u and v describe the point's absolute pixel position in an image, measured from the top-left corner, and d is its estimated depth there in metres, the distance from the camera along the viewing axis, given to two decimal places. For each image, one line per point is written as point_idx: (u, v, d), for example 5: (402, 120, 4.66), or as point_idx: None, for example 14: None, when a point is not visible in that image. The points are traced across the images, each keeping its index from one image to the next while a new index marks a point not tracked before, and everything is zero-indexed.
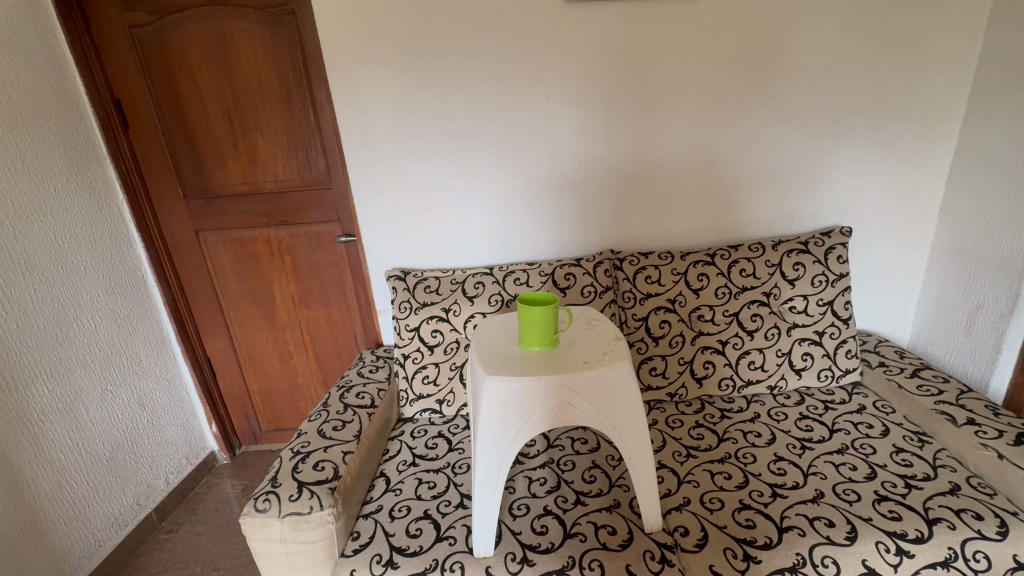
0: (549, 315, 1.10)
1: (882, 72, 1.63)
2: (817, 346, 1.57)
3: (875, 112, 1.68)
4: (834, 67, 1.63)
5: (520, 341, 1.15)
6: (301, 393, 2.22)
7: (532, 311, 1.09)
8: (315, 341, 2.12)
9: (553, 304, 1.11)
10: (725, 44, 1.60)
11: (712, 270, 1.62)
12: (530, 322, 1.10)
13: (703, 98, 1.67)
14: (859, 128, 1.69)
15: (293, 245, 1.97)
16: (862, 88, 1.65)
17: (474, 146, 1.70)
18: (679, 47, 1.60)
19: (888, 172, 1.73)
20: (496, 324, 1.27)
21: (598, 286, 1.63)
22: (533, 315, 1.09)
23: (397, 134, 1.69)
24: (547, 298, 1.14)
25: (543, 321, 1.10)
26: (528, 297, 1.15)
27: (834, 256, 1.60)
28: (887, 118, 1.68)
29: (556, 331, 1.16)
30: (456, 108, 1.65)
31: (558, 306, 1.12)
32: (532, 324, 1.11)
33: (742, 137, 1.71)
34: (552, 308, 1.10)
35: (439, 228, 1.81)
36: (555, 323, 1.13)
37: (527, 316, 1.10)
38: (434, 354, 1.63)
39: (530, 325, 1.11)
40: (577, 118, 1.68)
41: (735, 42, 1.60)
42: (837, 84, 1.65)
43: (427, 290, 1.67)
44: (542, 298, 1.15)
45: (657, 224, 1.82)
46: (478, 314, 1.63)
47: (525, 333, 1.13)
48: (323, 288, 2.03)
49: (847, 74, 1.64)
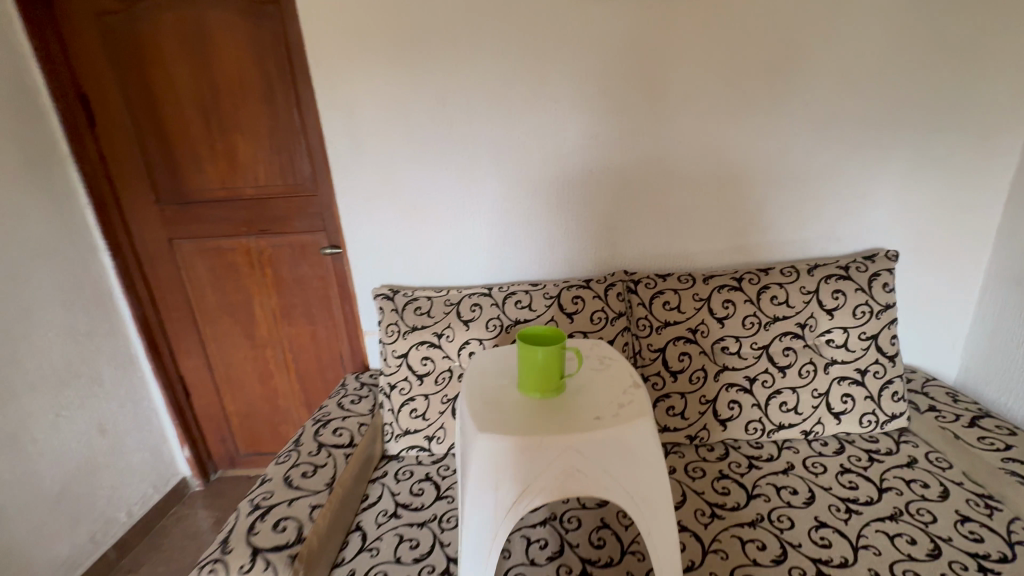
0: (555, 358, 0.93)
1: (936, 78, 1.43)
2: (859, 386, 1.38)
3: (926, 122, 1.48)
4: (881, 72, 1.44)
5: (520, 386, 0.97)
6: (283, 416, 2.05)
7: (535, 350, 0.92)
8: (298, 360, 1.95)
9: (563, 344, 0.94)
10: (757, 44, 1.42)
11: (740, 297, 1.43)
12: (532, 364, 0.93)
13: (730, 103, 1.48)
14: (905, 139, 1.50)
15: (276, 257, 1.80)
16: (913, 96, 1.45)
17: (474, 153, 1.53)
18: (705, 47, 1.42)
19: (938, 190, 1.53)
20: (489, 362, 1.08)
21: (610, 312, 1.45)
22: (535, 356, 0.92)
23: (388, 138, 1.51)
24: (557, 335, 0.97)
25: (546, 364, 0.93)
26: (535, 333, 0.99)
27: (879, 283, 1.40)
28: (940, 128, 1.48)
29: (565, 376, 0.97)
30: (454, 110, 1.48)
31: (566, 345, 0.95)
32: (533, 368, 0.93)
33: (774, 148, 1.52)
34: (559, 349, 0.93)
35: (433, 243, 1.63)
36: (562, 368, 0.95)
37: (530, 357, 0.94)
38: (424, 385, 1.46)
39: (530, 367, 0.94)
40: (587, 124, 1.50)
41: (769, 42, 1.41)
42: (882, 91, 1.45)
43: (417, 312, 1.49)
44: (552, 336, 0.98)
45: (675, 243, 1.62)
46: (474, 340, 1.45)
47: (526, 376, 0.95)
48: (308, 303, 1.86)
49: (896, 80, 1.44)
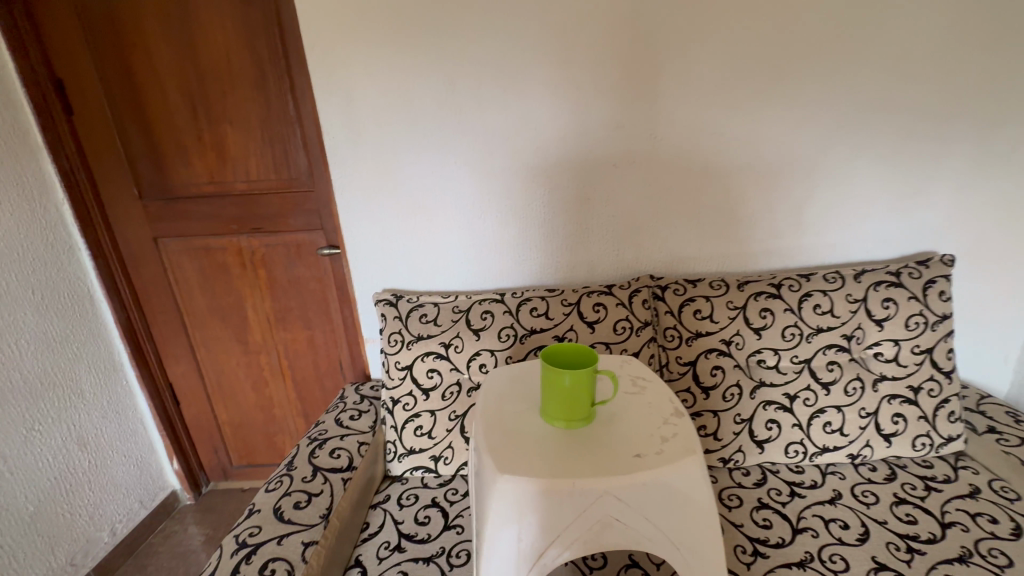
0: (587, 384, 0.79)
1: (1008, 61, 1.26)
2: (911, 405, 1.24)
3: (993, 111, 1.31)
4: (949, 52, 1.26)
5: (544, 414, 0.84)
6: (278, 427, 1.93)
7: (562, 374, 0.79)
8: (295, 367, 1.83)
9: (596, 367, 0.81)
10: (813, 17, 1.22)
11: (779, 305, 1.30)
12: (560, 392, 0.80)
13: (778, 85, 1.28)
14: (969, 131, 1.32)
15: (269, 257, 1.67)
16: (981, 82, 1.28)
17: (485, 144, 1.35)
18: (753, 20, 1.22)
19: (1002, 188, 1.37)
20: (503, 383, 0.95)
21: (635, 322, 1.32)
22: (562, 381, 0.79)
23: (388, 126, 1.34)
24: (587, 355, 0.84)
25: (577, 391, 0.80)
26: (561, 354, 0.86)
27: (934, 291, 1.27)
28: (1009, 118, 1.31)
29: (597, 405, 0.84)
30: (462, 97, 1.31)
31: (600, 370, 0.82)
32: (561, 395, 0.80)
33: (825, 138, 1.32)
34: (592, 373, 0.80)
35: (437, 243, 1.45)
36: (594, 395, 0.82)
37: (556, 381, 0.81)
38: (430, 400, 1.33)
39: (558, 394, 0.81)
40: (611, 111, 1.30)
41: (827, 16, 1.22)
42: (948, 76, 1.28)
43: (423, 320, 1.36)
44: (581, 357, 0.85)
45: (706, 246, 1.44)
46: (485, 351, 1.33)
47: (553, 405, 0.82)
48: (304, 307, 1.73)
49: (964, 63, 1.27)
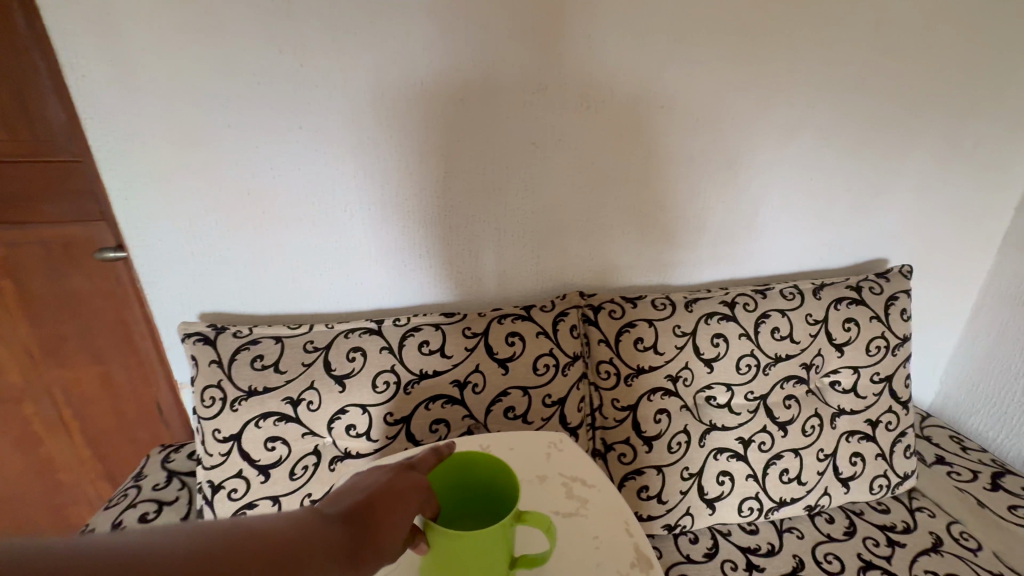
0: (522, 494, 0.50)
1: (982, 44, 1.08)
2: (870, 442, 1.08)
3: (961, 101, 1.13)
4: (929, 24, 1.04)
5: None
6: (70, 497, 1.38)
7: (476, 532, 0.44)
8: (84, 418, 1.27)
9: (487, 455, 0.54)
10: None
11: (733, 330, 1.05)
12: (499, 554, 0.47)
13: (744, 49, 0.98)
14: (935, 123, 1.14)
15: (17, 261, 1.09)
16: (955, 64, 1.09)
17: (346, 104, 0.90)
18: None
19: (955, 191, 1.23)
20: None
21: (562, 357, 0.99)
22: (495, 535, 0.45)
23: (183, 65, 0.83)
24: (447, 466, 0.54)
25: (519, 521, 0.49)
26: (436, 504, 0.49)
27: (896, 309, 1.11)
28: (973, 111, 1.15)
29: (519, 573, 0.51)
30: (306, 26, 0.83)
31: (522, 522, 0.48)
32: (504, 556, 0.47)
33: (789, 122, 1.07)
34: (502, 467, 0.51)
35: (278, 248, 0.99)
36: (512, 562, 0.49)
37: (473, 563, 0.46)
38: (271, 483, 0.90)
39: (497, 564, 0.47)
40: (531, 67, 0.92)
41: None
42: (926, 54, 1.06)
43: (257, 365, 0.91)
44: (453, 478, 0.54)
45: (648, 251, 1.15)
46: (354, 407, 0.92)
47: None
48: (85, 334, 1.16)
49: (942, 39, 1.06)
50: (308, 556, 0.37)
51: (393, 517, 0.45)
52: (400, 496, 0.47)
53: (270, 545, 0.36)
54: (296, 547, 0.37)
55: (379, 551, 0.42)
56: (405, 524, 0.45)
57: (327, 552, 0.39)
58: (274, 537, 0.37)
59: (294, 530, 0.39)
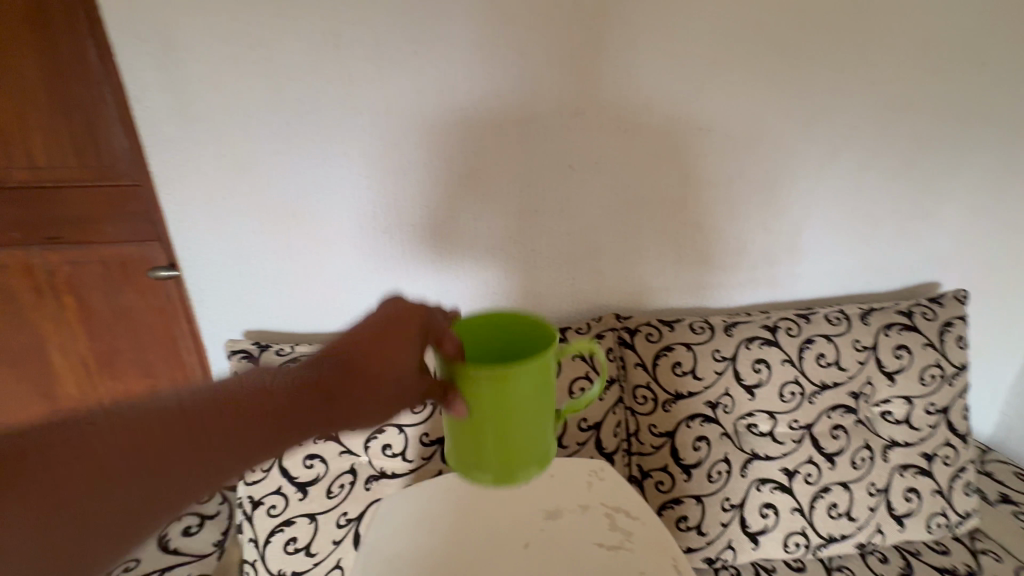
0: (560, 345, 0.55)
1: None
2: (926, 477, 1.02)
3: (1016, 120, 1.09)
4: (980, 43, 1.00)
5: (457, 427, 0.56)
6: None
7: (521, 370, 0.50)
8: None
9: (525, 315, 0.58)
10: None
11: (776, 356, 1.02)
12: (544, 385, 0.54)
13: (784, 71, 0.97)
14: (988, 143, 1.10)
15: (77, 279, 1.14)
16: (1008, 82, 1.05)
17: (389, 130, 0.93)
18: None
19: (1012, 212, 1.17)
20: (402, 551, 0.58)
21: (598, 380, 0.98)
22: (537, 368, 0.52)
23: (239, 95, 0.88)
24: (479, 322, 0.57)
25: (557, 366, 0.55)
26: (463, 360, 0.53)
27: (951, 337, 1.06)
28: None
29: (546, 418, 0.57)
30: (354, 58, 0.87)
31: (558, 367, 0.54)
32: (549, 387, 0.54)
33: (831, 143, 1.05)
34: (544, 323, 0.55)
35: (320, 268, 1.02)
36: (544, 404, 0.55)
37: (521, 406, 0.52)
38: (308, 500, 0.91)
39: (534, 404, 0.53)
40: (568, 93, 0.93)
41: None
42: (977, 73, 1.03)
43: None
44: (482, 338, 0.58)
45: (684, 272, 1.13)
46: (390, 427, 0.93)
47: (545, 424, 0.56)
48: (136, 348, 1.22)
49: (994, 58, 1.02)
50: (284, 409, 0.51)
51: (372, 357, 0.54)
52: (379, 346, 0.54)
53: (242, 411, 0.50)
54: (263, 412, 0.51)
55: (357, 401, 0.53)
56: (385, 364, 0.54)
57: (303, 404, 0.52)
58: (244, 403, 0.51)
59: (266, 394, 0.52)
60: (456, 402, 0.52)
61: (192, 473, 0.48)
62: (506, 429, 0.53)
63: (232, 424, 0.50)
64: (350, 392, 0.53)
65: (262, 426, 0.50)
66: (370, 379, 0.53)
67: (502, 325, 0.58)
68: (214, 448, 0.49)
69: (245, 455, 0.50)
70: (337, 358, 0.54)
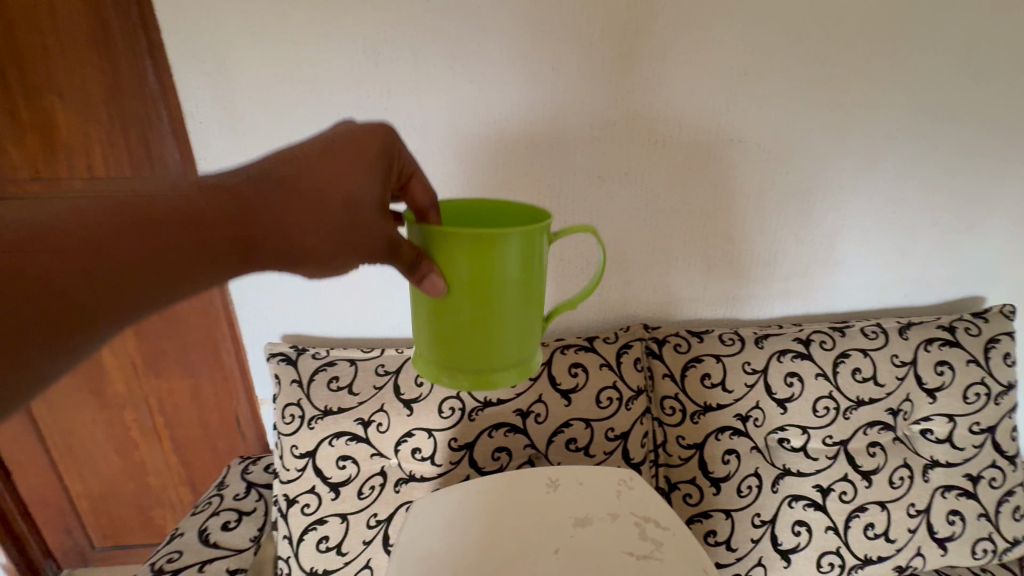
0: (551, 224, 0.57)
1: None
2: (970, 500, 0.98)
3: None
4: None
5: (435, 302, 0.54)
6: (156, 500, 1.50)
7: (509, 235, 0.50)
8: (173, 426, 1.39)
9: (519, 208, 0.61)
10: None
11: (809, 370, 1.00)
12: (532, 264, 0.53)
13: (818, 81, 0.96)
14: None
15: None
16: None
17: (424, 143, 0.96)
18: None
19: None
20: (436, 552, 0.60)
21: (625, 390, 0.98)
22: (526, 240, 0.51)
23: (284, 112, 0.93)
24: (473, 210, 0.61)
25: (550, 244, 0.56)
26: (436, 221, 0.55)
27: (998, 354, 1.02)
28: None
29: (532, 294, 0.55)
30: (392, 75, 0.91)
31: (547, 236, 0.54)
32: (538, 268, 0.54)
33: (868, 154, 1.03)
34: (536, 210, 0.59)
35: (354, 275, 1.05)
36: (530, 272, 0.53)
37: (505, 276, 0.52)
38: (341, 500, 0.94)
39: (518, 269, 0.52)
40: (599, 105, 0.95)
41: None
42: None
43: (333, 387, 0.97)
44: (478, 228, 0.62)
45: (713, 283, 1.12)
46: (420, 431, 0.95)
47: (530, 300, 0.55)
48: (181, 349, 1.28)
49: None
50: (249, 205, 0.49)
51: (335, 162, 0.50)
52: (341, 155, 0.51)
53: (176, 226, 0.48)
54: (201, 229, 0.48)
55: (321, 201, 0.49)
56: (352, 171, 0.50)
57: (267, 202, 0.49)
58: (182, 218, 0.48)
59: (204, 209, 0.49)
60: (432, 272, 0.51)
61: (129, 289, 0.48)
62: (487, 302, 0.53)
63: (169, 239, 0.48)
64: (294, 218, 0.50)
65: (218, 240, 0.49)
66: (330, 207, 0.50)
67: (489, 212, 0.61)
68: (151, 266, 0.48)
69: (198, 278, 0.49)
70: (291, 173, 0.49)
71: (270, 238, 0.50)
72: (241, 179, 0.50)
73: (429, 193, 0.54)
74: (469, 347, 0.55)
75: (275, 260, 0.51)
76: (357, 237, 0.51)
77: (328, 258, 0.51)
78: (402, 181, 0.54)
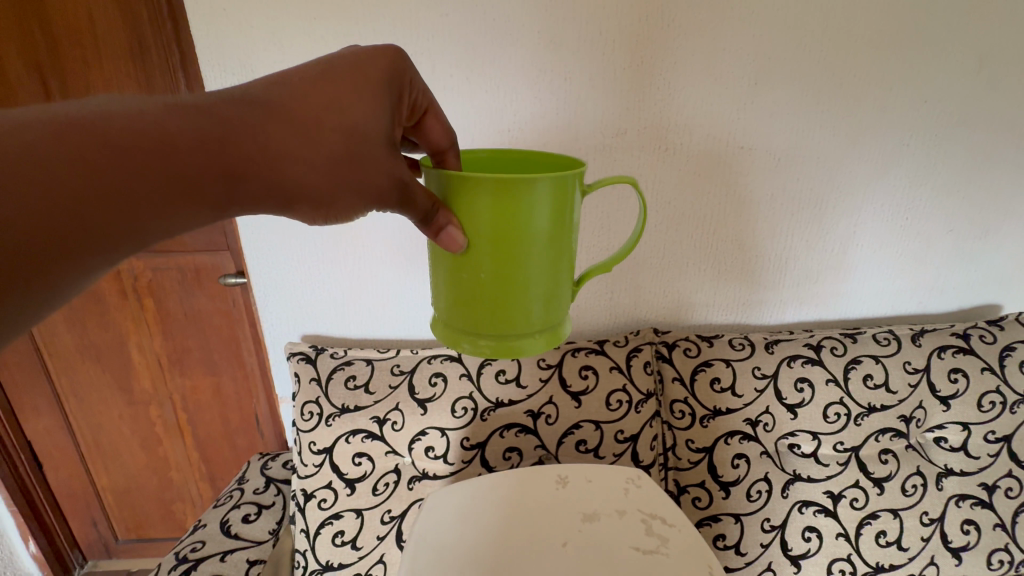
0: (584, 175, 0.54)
1: None
2: (986, 510, 0.96)
3: None
4: None
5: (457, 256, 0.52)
6: (177, 494, 1.55)
7: (541, 182, 0.48)
8: (196, 422, 1.44)
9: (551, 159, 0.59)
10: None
11: (820, 375, 1.00)
12: (563, 216, 0.51)
13: (828, 90, 0.97)
14: None
15: (159, 284, 1.27)
16: None
17: None
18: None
19: None
20: (450, 539, 0.62)
21: (635, 393, 1.00)
22: (558, 189, 0.49)
23: None
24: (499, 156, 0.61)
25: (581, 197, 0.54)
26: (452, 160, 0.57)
27: (1014, 362, 1.01)
28: None
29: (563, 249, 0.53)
30: None
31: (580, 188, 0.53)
32: (568, 221, 0.52)
33: (880, 161, 1.04)
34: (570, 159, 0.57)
35: (371, 278, 1.09)
36: (563, 224, 0.52)
37: (533, 227, 0.50)
38: (356, 496, 0.97)
39: (547, 222, 0.50)
40: (610, 114, 0.97)
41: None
42: None
43: (350, 385, 1.00)
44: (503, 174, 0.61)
45: (723, 289, 1.13)
46: (433, 430, 0.98)
47: (560, 253, 0.53)
48: (204, 347, 1.32)
49: None
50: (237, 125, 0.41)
51: (333, 85, 0.45)
52: (342, 81, 0.46)
53: (144, 146, 0.38)
54: (173, 160, 0.39)
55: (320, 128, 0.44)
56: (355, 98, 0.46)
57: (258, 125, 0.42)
58: (146, 147, 0.38)
59: (174, 136, 0.39)
60: (450, 224, 0.49)
61: (73, 241, 0.37)
62: (514, 254, 0.51)
63: (129, 175, 0.38)
64: (291, 151, 0.43)
65: (202, 161, 0.40)
66: (329, 136, 0.44)
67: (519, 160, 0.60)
68: (104, 210, 0.37)
69: (178, 209, 0.40)
70: (285, 98, 0.44)
71: (262, 173, 0.42)
72: (217, 100, 0.42)
73: (445, 133, 0.56)
74: (489, 308, 0.53)
75: (266, 198, 0.44)
76: (360, 174, 0.46)
77: (330, 199, 0.45)
78: (416, 118, 0.55)
